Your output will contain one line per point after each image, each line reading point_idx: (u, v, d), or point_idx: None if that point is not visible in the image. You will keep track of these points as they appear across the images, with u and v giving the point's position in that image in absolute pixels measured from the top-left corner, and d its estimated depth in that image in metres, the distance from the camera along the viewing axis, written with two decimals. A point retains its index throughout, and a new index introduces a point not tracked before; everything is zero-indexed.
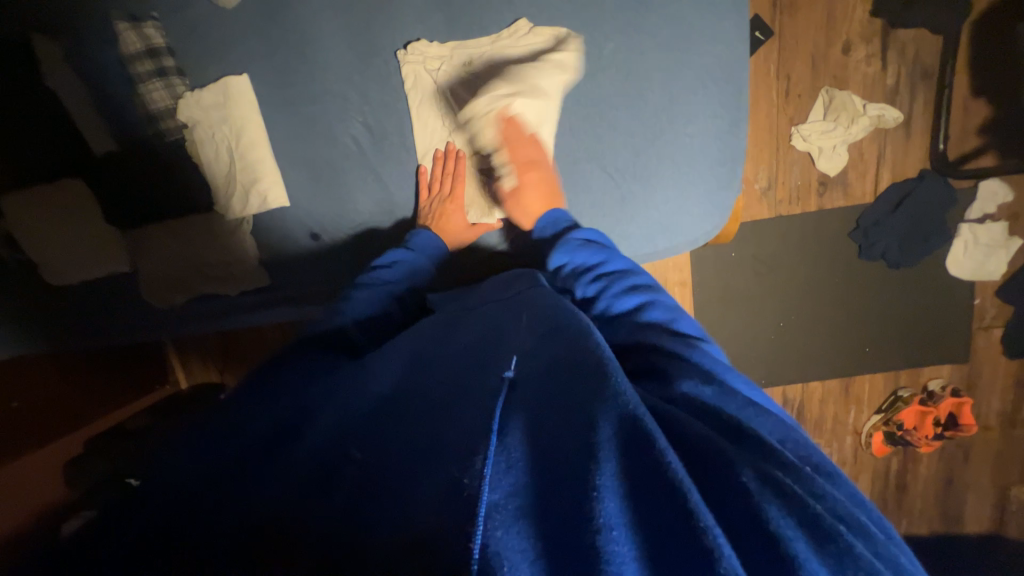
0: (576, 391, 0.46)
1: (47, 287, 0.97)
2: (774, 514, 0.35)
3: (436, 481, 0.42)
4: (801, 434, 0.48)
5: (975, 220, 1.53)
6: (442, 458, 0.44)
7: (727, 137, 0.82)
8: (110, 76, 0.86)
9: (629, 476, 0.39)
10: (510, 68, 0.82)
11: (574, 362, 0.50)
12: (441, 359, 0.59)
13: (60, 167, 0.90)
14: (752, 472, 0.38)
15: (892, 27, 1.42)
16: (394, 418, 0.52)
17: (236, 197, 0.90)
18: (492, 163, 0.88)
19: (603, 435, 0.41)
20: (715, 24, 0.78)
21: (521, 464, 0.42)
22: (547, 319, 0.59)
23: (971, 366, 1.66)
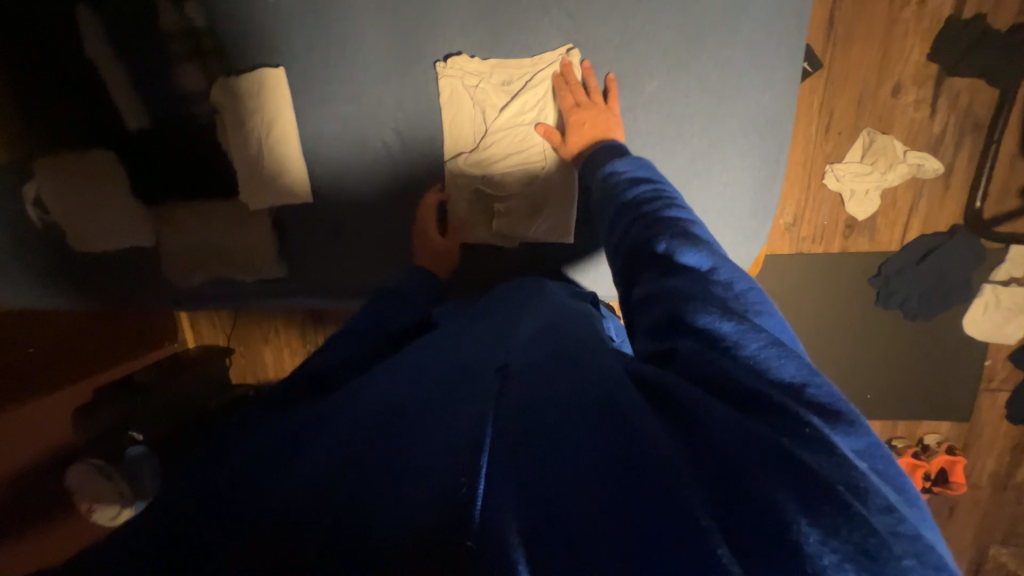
0: (564, 382, 0.47)
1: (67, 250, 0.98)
2: (775, 493, 0.35)
3: (430, 477, 0.40)
4: (822, 374, 0.45)
5: (1000, 282, 1.49)
6: (435, 441, 0.43)
7: (761, 190, 0.80)
8: (149, 53, 0.86)
9: (629, 456, 0.39)
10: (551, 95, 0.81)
11: (575, 355, 0.51)
12: (440, 353, 0.60)
13: (93, 136, 0.91)
14: (757, 452, 0.38)
15: (948, 74, 1.36)
16: (389, 396, 0.52)
17: (261, 188, 0.90)
18: (517, 191, 0.87)
19: (591, 423, 0.42)
20: (765, 72, 0.75)
21: (518, 447, 0.41)
22: (551, 321, 0.60)
23: (971, 426, 1.65)
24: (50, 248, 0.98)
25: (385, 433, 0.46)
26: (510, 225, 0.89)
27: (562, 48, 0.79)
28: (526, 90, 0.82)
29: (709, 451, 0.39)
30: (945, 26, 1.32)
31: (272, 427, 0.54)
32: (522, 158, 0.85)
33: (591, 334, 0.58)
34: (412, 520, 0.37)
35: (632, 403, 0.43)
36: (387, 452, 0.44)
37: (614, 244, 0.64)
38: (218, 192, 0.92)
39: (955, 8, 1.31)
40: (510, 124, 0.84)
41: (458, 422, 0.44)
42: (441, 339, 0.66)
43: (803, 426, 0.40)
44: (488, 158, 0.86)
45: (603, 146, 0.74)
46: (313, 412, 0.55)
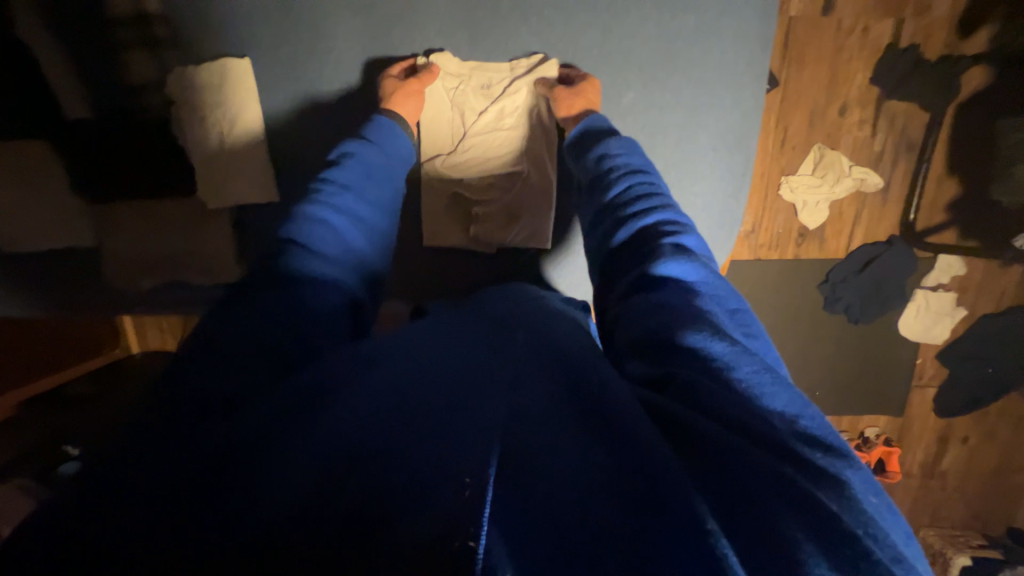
0: (573, 402, 0.46)
1: None
2: (787, 523, 0.36)
3: (429, 488, 0.36)
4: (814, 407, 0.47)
5: (930, 288, 1.64)
6: (433, 453, 0.39)
7: (730, 201, 0.84)
8: (93, 36, 0.78)
9: (641, 484, 0.38)
10: (526, 104, 0.83)
11: (578, 371, 0.50)
12: (429, 349, 0.56)
13: (22, 124, 0.81)
14: (769, 480, 0.38)
15: (887, 97, 1.48)
16: (372, 398, 0.47)
17: (222, 186, 0.84)
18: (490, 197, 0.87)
19: (606, 444, 0.41)
20: (734, 89, 0.79)
21: (531, 471, 0.39)
22: (547, 333, 0.58)
23: (904, 420, 1.81)
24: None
25: (368, 432, 0.42)
26: (487, 229, 0.88)
27: (537, 55, 0.80)
28: (503, 95, 0.83)
29: (717, 475, 0.39)
30: (885, 53, 1.44)
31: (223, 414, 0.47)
32: (497, 166, 0.86)
33: (593, 350, 0.56)
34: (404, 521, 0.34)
35: (644, 423, 0.43)
36: (377, 448, 0.40)
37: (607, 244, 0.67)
38: (169, 189, 0.85)
39: (893, 37, 1.43)
40: (487, 130, 0.85)
41: (460, 430, 0.41)
42: (419, 334, 0.61)
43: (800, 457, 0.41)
44: (467, 163, 0.86)
45: (597, 125, 0.77)
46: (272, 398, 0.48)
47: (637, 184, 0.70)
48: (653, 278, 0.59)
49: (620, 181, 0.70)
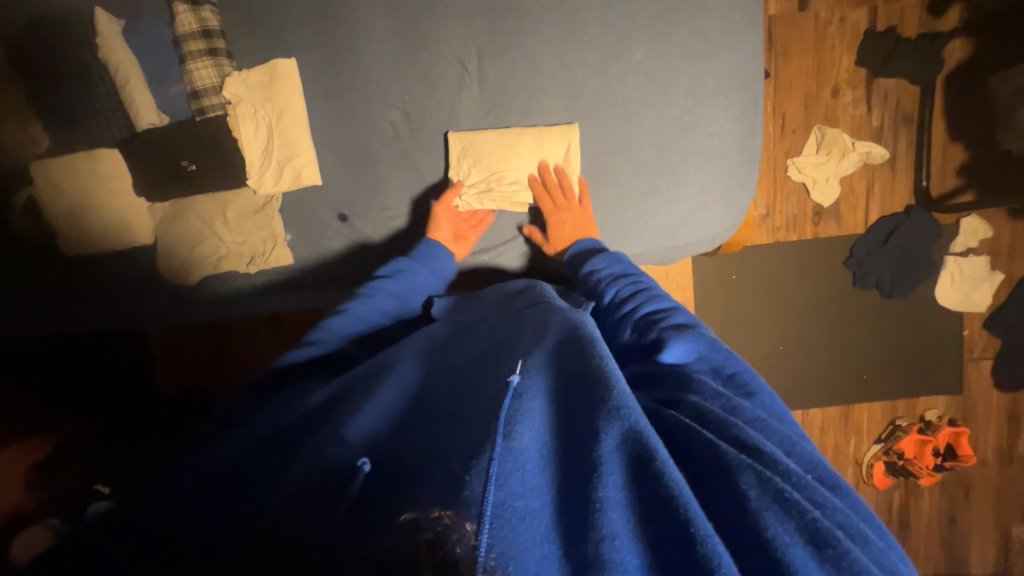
0: (572, 402, 0.47)
1: (62, 260, 0.96)
2: (773, 524, 0.37)
3: (437, 478, 0.43)
4: (812, 447, 0.50)
5: (959, 254, 1.62)
6: (449, 457, 0.44)
7: (746, 140, 0.86)
8: (161, 54, 0.88)
9: (636, 494, 0.40)
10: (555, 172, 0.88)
11: (579, 368, 0.49)
12: (445, 363, 0.61)
13: (98, 139, 0.91)
14: (751, 477, 0.40)
15: (875, 76, 1.56)
16: (405, 425, 0.52)
17: (269, 173, 0.90)
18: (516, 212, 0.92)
19: (604, 449, 0.42)
20: (737, 37, 0.83)
21: (529, 466, 0.41)
22: (544, 327, 0.58)
23: (965, 398, 1.70)
24: (41, 258, 0.95)
25: (411, 454, 0.48)
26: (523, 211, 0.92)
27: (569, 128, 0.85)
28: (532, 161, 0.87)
29: (710, 483, 0.41)
30: (864, 37, 1.54)
31: (258, 451, 0.53)
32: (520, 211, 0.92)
33: (586, 330, 0.55)
34: (418, 511, 0.40)
35: (653, 435, 0.42)
36: (409, 467, 0.46)
37: (613, 334, 0.69)
38: (223, 183, 0.92)
39: (869, 22, 1.54)
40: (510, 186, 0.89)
41: (462, 445, 0.45)
42: (432, 346, 0.66)
43: (794, 475, 0.42)
44: (499, 135, 0.87)
45: (591, 242, 0.83)
46: (310, 428, 0.55)
47: (623, 286, 0.73)
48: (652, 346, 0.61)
49: (608, 288, 0.74)
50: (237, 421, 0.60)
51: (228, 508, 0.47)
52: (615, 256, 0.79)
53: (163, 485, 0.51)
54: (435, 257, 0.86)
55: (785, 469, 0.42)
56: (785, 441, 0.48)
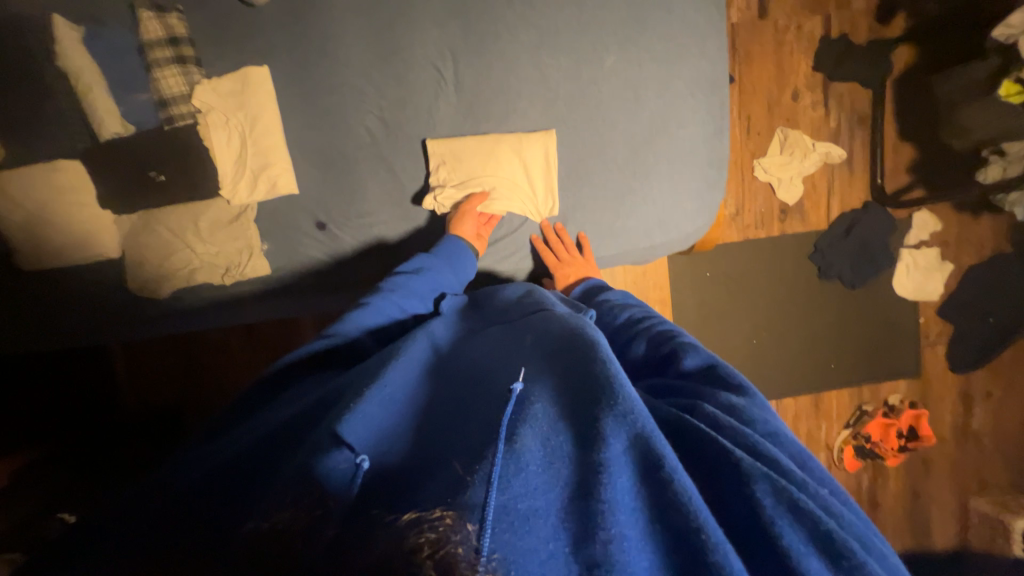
0: (580, 407, 0.47)
1: (18, 276, 0.91)
2: (784, 530, 0.39)
3: (444, 480, 0.43)
4: (812, 456, 0.50)
5: (912, 246, 1.72)
6: (453, 459, 0.45)
7: (715, 141, 0.89)
8: (125, 61, 0.85)
9: (648, 500, 0.41)
10: (534, 178, 0.89)
11: (588, 374, 0.49)
12: (453, 373, 0.61)
13: (57, 149, 0.87)
14: (765, 485, 0.42)
15: (830, 80, 1.65)
16: (415, 431, 0.52)
17: (244, 181, 0.88)
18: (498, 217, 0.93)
19: (611, 452, 0.42)
20: (703, 44, 0.86)
21: (537, 472, 0.42)
22: (555, 335, 0.59)
23: (923, 381, 1.80)
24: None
25: (415, 456, 0.48)
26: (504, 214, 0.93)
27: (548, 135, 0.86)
28: (512, 167, 0.89)
29: (724, 489, 0.43)
30: (820, 43, 1.63)
31: (248, 457, 0.51)
32: (498, 216, 0.93)
33: (592, 337, 0.55)
34: (418, 511, 0.40)
35: (662, 440, 0.43)
36: (408, 469, 0.46)
37: (620, 339, 0.71)
38: (195, 193, 0.89)
39: (824, 29, 1.63)
40: (494, 193, 0.91)
41: (470, 446, 0.46)
42: (439, 356, 0.65)
43: (805, 482, 0.44)
44: (478, 141, 0.88)
45: (597, 283, 0.84)
46: (302, 433, 0.53)
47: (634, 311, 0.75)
48: (665, 356, 0.63)
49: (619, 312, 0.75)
50: (224, 424, 0.60)
51: (228, 510, 0.47)
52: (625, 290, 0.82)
53: (152, 493, 0.50)
54: (459, 260, 0.86)
55: (792, 473, 0.44)
56: (786, 443, 0.50)
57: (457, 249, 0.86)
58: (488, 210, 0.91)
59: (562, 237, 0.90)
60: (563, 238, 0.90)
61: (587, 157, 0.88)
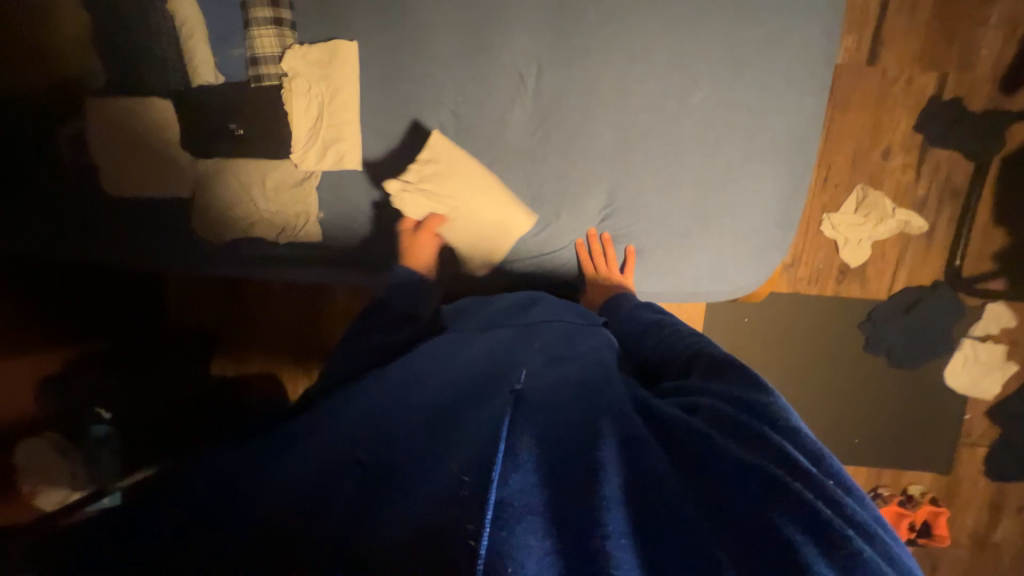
0: (587, 407, 0.53)
1: (99, 197, 0.98)
2: (783, 526, 0.41)
3: (439, 480, 0.46)
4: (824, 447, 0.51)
5: (976, 338, 1.59)
6: (447, 460, 0.49)
7: (789, 201, 0.84)
8: (227, 14, 0.88)
9: (641, 489, 0.45)
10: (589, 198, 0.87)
11: (583, 386, 0.57)
12: (453, 370, 0.65)
13: (152, 87, 0.92)
14: (764, 487, 0.44)
15: (929, 145, 1.52)
16: (408, 427, 0.56)
17: (314, 150, 0.92)
18: (540, 228, 0.90)
19: (604, 455, 0.47)
20: (802, 97, 0.81)
21: (533, 469, 0.45)
22: (554, 351, 0.66)
23: (951, 479, 1.69)
24: (82, 190, 0.98)
25: (429, 445, 0.52)
26: (549, 230, 0.89)
27: (616, 163, 0.85)
28: (573, 184, 0.87)
29: (721, 489, 0.45)
30: (928, 103, 1.50)
31: (295, 452, 0.56)
32: (540, 228, 0.90)
33: (606, 366, 0.61)
34: (441, 503, 0.43)
35: (649, 445, 0.49)
36: (405, 474, 0.50)
37: (639, 351, 0.73)
38: (266, 151, 0.93)
39: (937, 89, 1.50)
40: (545, 206, 0.88)
41: (472, 446, 0.48)
42: (442, 356, 0.70)
43: (814, 478, 0.45)
44: (543, 153, 0.87)
45: (625, 293, 0.84)
46: (349, 418, 0.60)
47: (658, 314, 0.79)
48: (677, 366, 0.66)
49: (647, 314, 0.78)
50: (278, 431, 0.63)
51: (243, 498, 0.51)
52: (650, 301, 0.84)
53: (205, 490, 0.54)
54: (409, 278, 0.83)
55: (801, 467, 0.46)
56: (796, 434, 0.51)
57: (408, 276, 0.84)
58: (531, 220, 0.89)
59: (607, 249, 0.87)
60: (609, 250, 0.87)
61: (650, 192, 0.85)
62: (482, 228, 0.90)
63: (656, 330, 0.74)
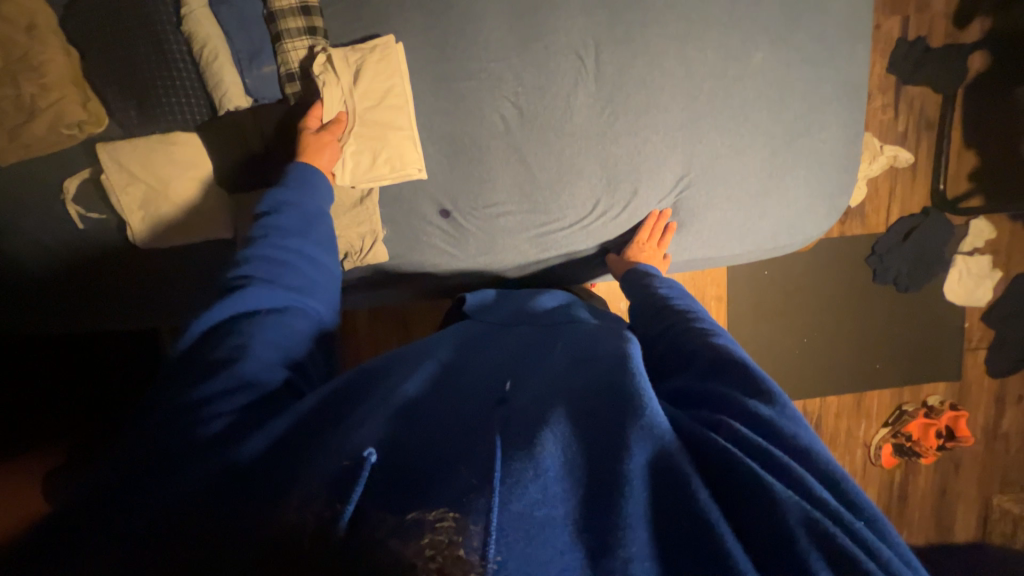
0: (602, 413, 0.48)
1: (141, 255, 0.91)
2: (802, 541, 0.38)
3: (444, 488, 0.40)
4: (847, 475, 0.46)
5: (966, 253, 1.75)
6: (468, 457, 0.43)
7: (851, 145, 0.88)
8: (252, 30, 0.80)
9: (660, 512, 0.41)
10: (667, 174, 0.87)
11: (609, 386, 0.51)
12: (473, 368, 0.59)
13: (177, 120, 0.83)
14: (796, 517, 0.39)
15: (903, 84, 1.64)
16: (421, 420, 0.48)
17: (366, 163, 0.84)
18: (620, 208, 0.90)
19: (633, 462, 0.42)
20: (849, 45, 0.85)
21: (551, 479, 0.41)
22: (582, 348, 0.62)
23: (962, 384, 1.86)
24: (122, 252, 0.90)
25: (419, 441, 0.45)
26: (630, 209, 0.90)
27: (688, 134, 0.86)
28: (646, 160, 0.87)
29: (748, 511, 0.41)
30: (897, 45, 1.61)
31: (238, 440, 0.48)
32: (616, 209, 0.90)
33: (628, 355, 0.56)
34: (416, 508, 0.39)
35: (683, 457, 0.44)
36: (419, 470, 0.42)
37: (654, 331, 0.72)
38: None
39: (902, 31, 1.62)
40: (621, 188, 0.89)
41: (480, 460, 0.42)
42: (458, 352, 0.64)
43: (837, 513, 0.40)
44: (613, 134, 0.86)
45: (644, 269, 0.85)
46: (307, 416, 0.51)
47: (677, 300, 0.75)
48: (689, 351, 0.62)
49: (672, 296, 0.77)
50: (213, 368, 0.54)
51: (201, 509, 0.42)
52: (669, 281, 0.83)
53: (133, 452, 0.47)
54: (318, 184, 0.76)
55: (826, 501, 0.41)
56: (814, 459, 0.46)
57: (309, 172, 0.76)
58: (612, 203, 0.90)
59: (666, 226, 0.90)
60: (666, 227, 0.90)
61: (725, 156, 0.86)
62: (562, 220, 0.91)
63: (671, 313, 0.72)
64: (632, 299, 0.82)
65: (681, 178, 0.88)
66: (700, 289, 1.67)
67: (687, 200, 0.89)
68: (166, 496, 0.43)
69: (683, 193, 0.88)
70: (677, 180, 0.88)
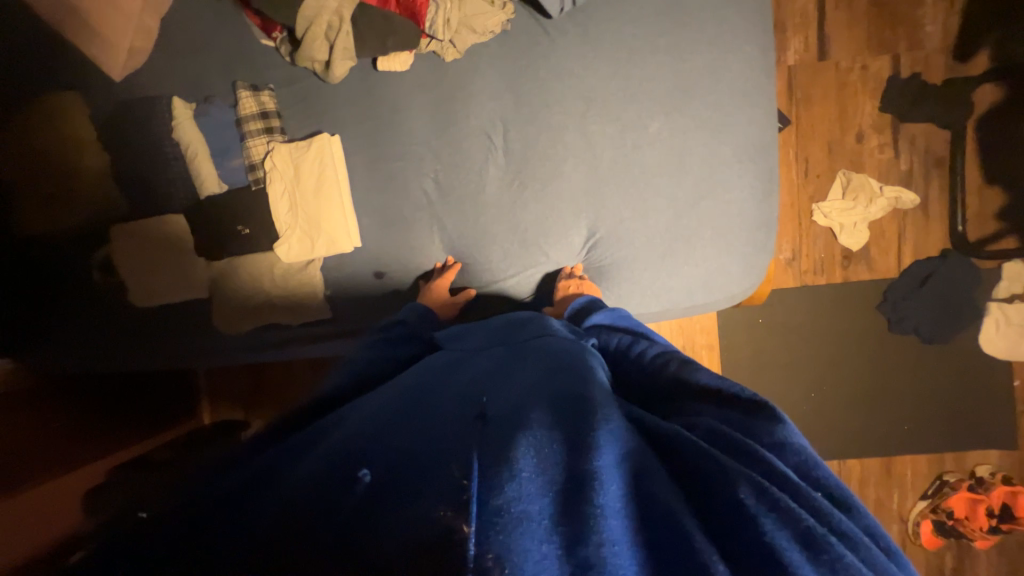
0: (572, 418, 0.49)
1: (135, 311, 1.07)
2: (773, 527, 0.39)
3: (432, 486, 0.43)
4: (819, 461, 0.49)
5: (1003, 300, 1.56)
6: (441, 464, 0.45)
7: (762, 204, 0.91)
8: (224, 133, 1.00)
9: (639, 511, 0.42)
10: (576, 240, 0.93)
11: (576, 396, 0.53)
12: (444, 386, 0.63)
13: (169, 204, 1.03)
14: (748, 487, 0.42)
15: (900, 122, 1.55)
16: (406, 428, 0.52)
17: (306, 239, 0.98)
18: (532, 271, 0.96)
19: (604, 458, 0.43)
20: (750, 111, 0.90)
21: (529, 472, 0.42)
22: (551, 360, 0.63)
23: (1021, 452, 1.59)
24: (121, 308, 1.07)
25: (391, 451, 0.48)
26: (538, 271, 0.96)
27: (592, 201, 0.91)
28: (554, 227, 0.93)
29: (714, 503, 0.42)
30: (887, 84, 1.54)
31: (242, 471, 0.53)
32: (528, 271, 0.96)
33: (593, 374, 0.59)
34: (415, 509, 0.41)
35: (650, 460, 0.46)
36: (402, 473, 0.45)
37: (631, 365, 0.72)
38: (270, 242, 1.00)
39: (892, 70, 1.55)
40: (532, 252, 0.95)
41: (456, 452, 0.46)
42: (433, 374, 0.68)
43: (797, 488, 0.43)
44: (521, 202, 0.93)
45: (587, 301, 0.86)
46: (295, 443, 0.56)
47: (621, 334, 0.78)
48: (672, 379, 0.65)
49: (626, 332, 0.78)
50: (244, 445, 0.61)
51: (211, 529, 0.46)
52: (629, 316, 0.84)
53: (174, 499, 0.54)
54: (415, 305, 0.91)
55: (787, 478, 0.44)
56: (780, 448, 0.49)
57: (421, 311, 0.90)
58: (524, 266, 0.96)
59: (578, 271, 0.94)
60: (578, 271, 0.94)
61: (625, 221, 0.90)
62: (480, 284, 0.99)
63: (634, 344, 0.74)
64: (598, 325, 0.81)
65: (588, 243, 0.93)
66: (689, 338, 1.59)
67: (595, 261, 0.94)
68: (168, 539, 0.46)
69: (587, 255, 0.94)
70: (582, 243, 0.93)
